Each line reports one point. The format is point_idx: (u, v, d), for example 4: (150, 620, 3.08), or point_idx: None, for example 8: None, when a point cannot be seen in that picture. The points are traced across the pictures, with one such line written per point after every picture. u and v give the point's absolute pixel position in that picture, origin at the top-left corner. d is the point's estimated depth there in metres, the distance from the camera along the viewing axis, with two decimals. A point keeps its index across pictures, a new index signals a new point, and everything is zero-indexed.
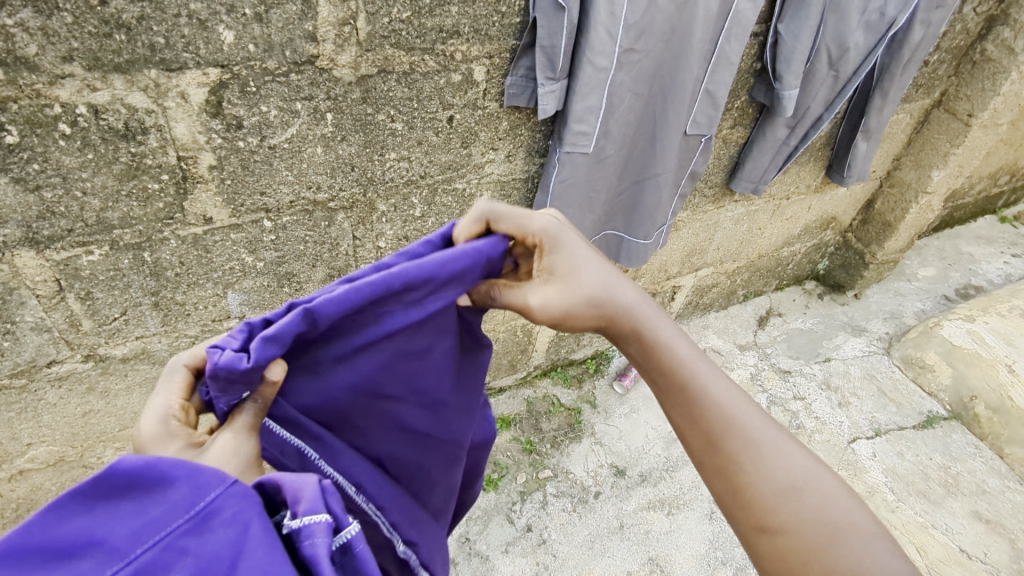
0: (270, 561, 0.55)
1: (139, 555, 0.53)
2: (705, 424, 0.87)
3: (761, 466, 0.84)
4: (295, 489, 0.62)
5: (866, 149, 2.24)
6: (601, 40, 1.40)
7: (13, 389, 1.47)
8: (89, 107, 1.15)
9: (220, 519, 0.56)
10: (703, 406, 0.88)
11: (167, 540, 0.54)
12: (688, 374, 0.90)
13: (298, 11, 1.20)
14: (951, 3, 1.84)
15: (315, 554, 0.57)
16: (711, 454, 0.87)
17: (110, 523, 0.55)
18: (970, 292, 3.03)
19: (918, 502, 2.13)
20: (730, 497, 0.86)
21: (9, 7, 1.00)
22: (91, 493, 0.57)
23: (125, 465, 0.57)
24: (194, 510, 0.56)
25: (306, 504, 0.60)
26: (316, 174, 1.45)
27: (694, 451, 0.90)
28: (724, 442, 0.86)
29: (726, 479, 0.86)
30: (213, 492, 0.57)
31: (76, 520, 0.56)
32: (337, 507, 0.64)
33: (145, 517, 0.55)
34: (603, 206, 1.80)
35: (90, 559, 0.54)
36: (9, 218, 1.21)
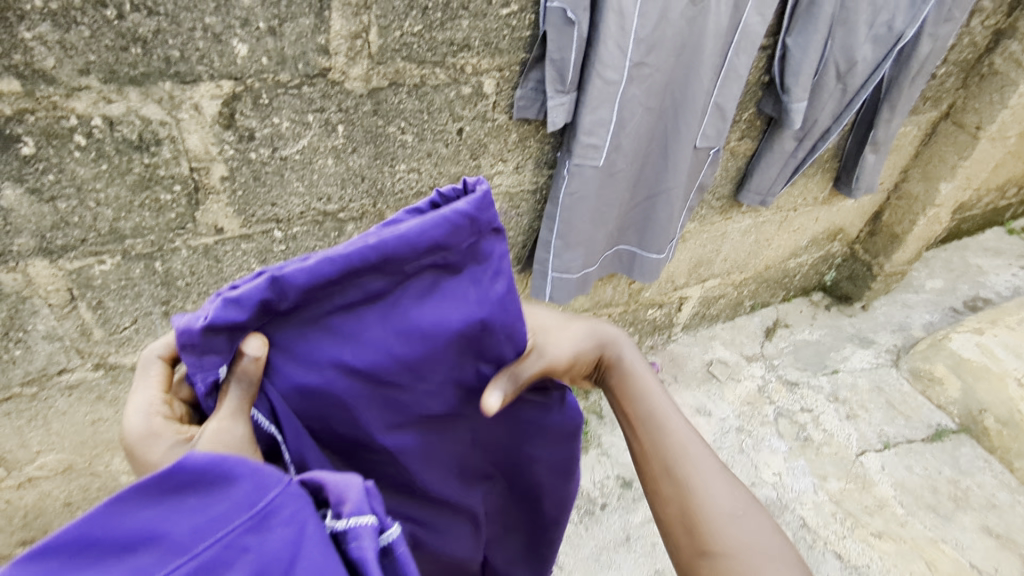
0: (327, 562, 0.55)
1: (201, 552, 0.53)
2: (663, 448, 0.98)
3: (707, 493, 0.92)
4: (340, 489, 0.61)
5: (874, 161, 2.24)
6: (612, 53, 1.41)
7: (24, 397, 1.48)
8: (105, 119, 1.16)
9: (280, 519, 0.56)
10: (664, 432, 0.99)
11: (228, 538, 0.54)
12: (652, 405, 1.04)
13: (311, 24, 1.21)
14: (959, 17, 1.84)
15: (364, 558, 0.57)
16: (663, 476, 0.96)
17: (171, 518, 0.54)
18: (979, 304, 3.02)
19: (928, 516, 2.11)
20: (677, 519, 0.92)
21: (29, 22, 1.02)
22: (153, 488, 0.55)
23: (192, 461, 0.56)
24: (255, 509, 0.56)
25: (352, 505, 0.60)
26: (327, 185, 1.46)
27: (648, 475, 0.98)
28: (677, 467, 0.95)
29: (676, 501, 0.93)
30: (274, 492, 0.57)
31: (136, 515, 0.54)
32: (379, 507, 0.63)
33: (208, 514, 0.55)
34: (615, 220, 1.82)
35: (150, 554, 0.53)
36: (24, 228, 1.22)
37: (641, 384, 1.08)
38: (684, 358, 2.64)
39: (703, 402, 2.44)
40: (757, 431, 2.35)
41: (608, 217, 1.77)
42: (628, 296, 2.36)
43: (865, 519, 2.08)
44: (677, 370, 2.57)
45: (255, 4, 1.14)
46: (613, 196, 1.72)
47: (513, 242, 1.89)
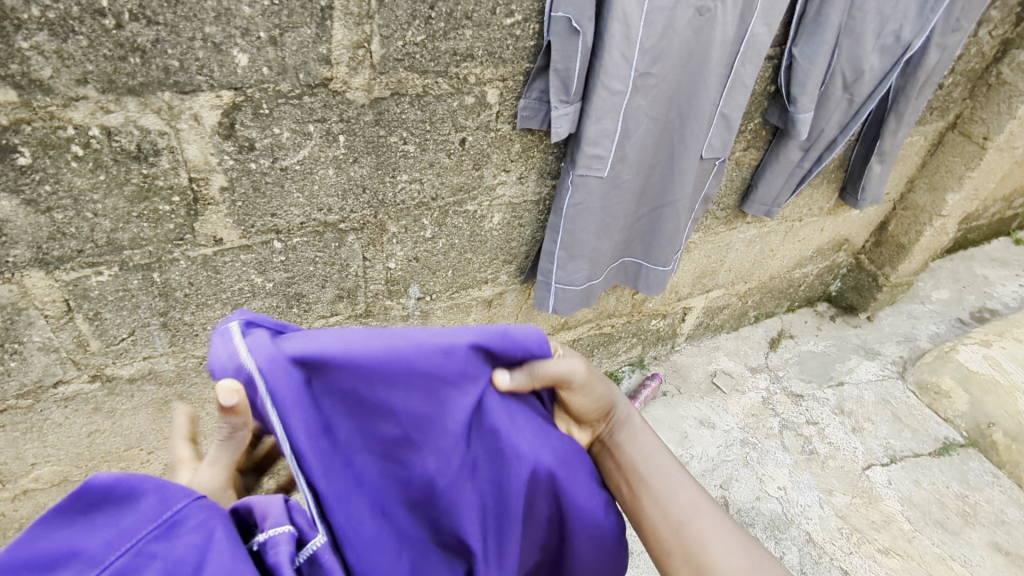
0: (234, 562, 0.62)
1: (113, 562, 0.60)
2: (671, 512, 0.95)
3: (719, 550, 0.91)
4: (262, 508, 0.71)
5: (880, 172, 2.22)
6: (616, 64, 1.39)
7: (19, 409, 1.46)
8: (103, 129, 1.15)
9: (187, 526, 0.63)
10: (668, 494, 0.96)
11: (138, 546, 0.61)
12: (649, 463, 0.99)
13: (312, 34, 1.19)
14: (967, 27, 1.83)
15: (280, 562, 0.67)
16: (676, 542, 0.92)
17: (88, 534, 0.62)
18: (985, 315, 2.99)
19: (936, 532, 2.08)
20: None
21: (25, 31, 1.00)
22: (69, 509, 0.63)
23: (98, 481, 0.63)
24: (163, 519, 0.63)
25: (273, 519, 0.70)
26: (327, 196, 1.45)
27: (658, 543, 0.94)
28: (688, 527, 0.93)
29: (692, 566, 0.90)
30: (179, 503, 0.64)
31: (57, 534, 0.62)
32: (303, 522, 0.73)
33: (119, 528, 0.62)
34: (620, 232, 1.80)
35: (70, 569, 0.60)
36: (20, 239, 1.21)
37: (642, 444, 1.01)
38: (687, 369, 2.61)
39: (707, 414, 2.41)
40: (762, 443, 2.33)
41: (614, 228, 1.75)
42: (631, 307, 2.33)
43: (872, 534, 2.05)
44: (681, 381, 2.55)
45: (256, 13, 1.13)
46: (619, 208, 1.70)
47: (516, 252, 1.87)
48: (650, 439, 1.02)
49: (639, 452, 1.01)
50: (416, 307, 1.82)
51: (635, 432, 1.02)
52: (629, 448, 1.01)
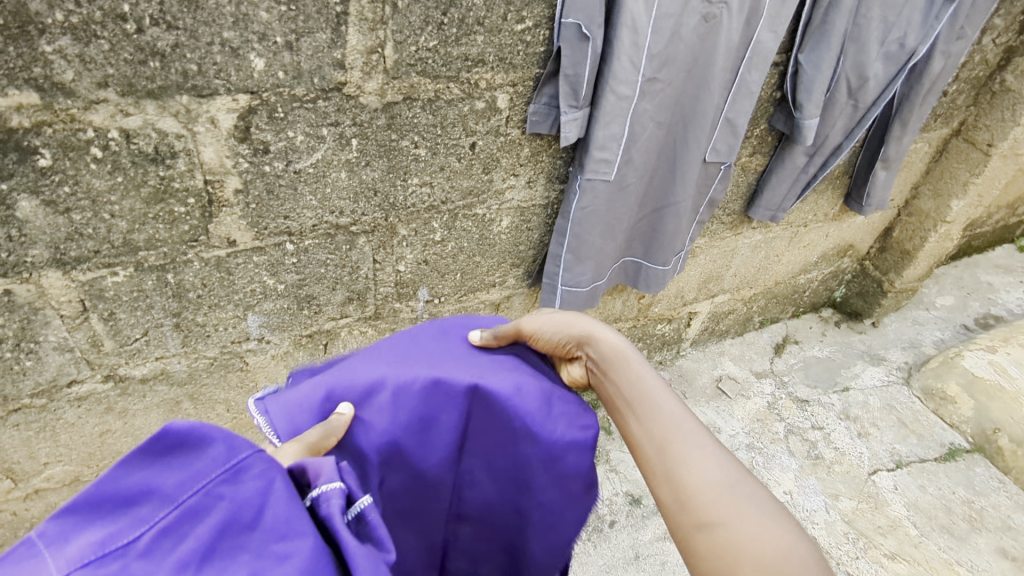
0: (291, 512, 0.61)
1: (185, 500, 0.58)
2: (656, 432, 0.90)
3: (702, 467, 0.84)
4: (316, 466, 0.69)
5: (885, 178, 2.24)
6: (625, 69, 1.41)
7: (34, 408, 1.48)
8: (122, 132, 1.17)
9: (250, 474, 0.62)
10: (655, 417, 0.92)
11: (207, 487, 0.59)
12: (639, 387, 0.97)
13: (328, 39, 1.22)
14: (970, 35, 1.85)
15: (332, 514, 0.65)
16: (658, 460, 0.87)
17: (161, 475, 0.60)
18: (990, 321, 3.00)
19: (942, 537, 2.08)
20: (675, 503, 0.82)
21: (50, 35, 1.03)
22: (148, 451, 0.61)
23: (176, 428, 0.62)
24: (229, 464, 0.61)
25: (326, 476, 0.68)
26: (339, 199, 1.46)
27: (645, 465, 0.89)
28: (671, 446, 0.87)
29: (672, 483, 0.84)
30: (245, 452, 0.63)
31: (136, 475, 0.60)
32: (351, 483, 0.71)
33: (190, 470, 0.60)
34: (623, 234, 1.82)
35: (146, 506, 0.58)
36: (38, 239, 1.23)
37: (628, 368, 1.00)
38: (693, 374, 2.62)
39: (712, 419, 2.42)
40: (768, 448, 2.33)
41: (619, 231, 1.77)
42: (637, 311, 2.34)
43: (878, 539, 2.06)
44: (687, 386, 2.55)
45: (273, 18, 1.15)
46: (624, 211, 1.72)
47: (524, 256, 1.89)
48: (642, 366, 1.00)
49: (629, 379, 0.99)
50: (425, 310, 1.84)
51: (621, 359, 1.02)
52: (616, 372, 1.01)
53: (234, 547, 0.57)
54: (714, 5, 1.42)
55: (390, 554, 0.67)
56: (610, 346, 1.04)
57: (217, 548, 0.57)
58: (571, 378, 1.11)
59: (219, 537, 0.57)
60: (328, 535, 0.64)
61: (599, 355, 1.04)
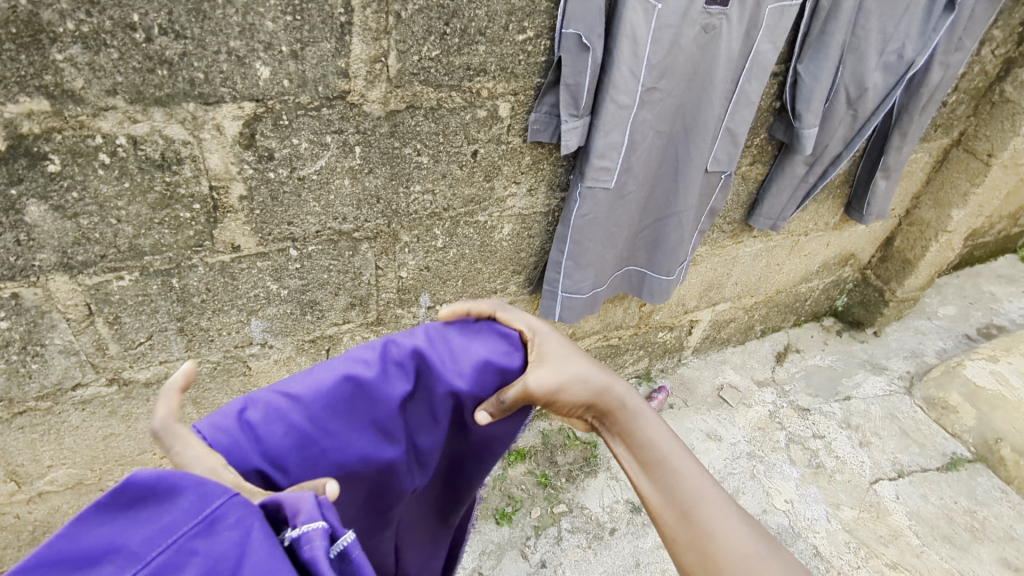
0: (272, 560, 0.59)
1: (154, 559, 0.57)
2: (677, 497, 0.95)
3: (722, 528, 0.93)
4: (293, 503, 0.66)
5: (885, 188, 2.25)
6: (624, 79, 1.43)
7: (38, 411, 1.49)
8: (129, 138, 1.19)
9: (227, 523, 0.60)
10: (676, 483, 0.96)
11: (179, 542, 0.58)
12: (654, 452, 0.99)
13: (332, 48, 1.24)
14: (969, 46, 1.87)
15: (315, 557, 0.61)
16: (682, 528, 0.94)
17: (126, 530, 0.58)
18: (992, 331, 3.00)
19: (944, 547, 2.07)
20: (701, 566, 0.92)
21: (61, 44, 1.05)
22: (111, 504, 0.59)
23: (141, 478, 0.59)
24: (203, 515, 0.59)
25: (305, 514, 0.64)
26: (343, 206, 1.48)
27: (664, 526, 0.96)
28: (693, 513, 0.94)
29: (699, 552, 0.92)
30: (219, 499, 0.60)
31: (95, 531, 0.58)
32: (335, 518, 0.67)
33: (159, 523, 0.58)
34: (624, 242, 1.83)
35: (110, 565, 0.57)
36: (46, 244, 1.25)
37: (644, 431, 1.01)
38: (694, 382, 2.62)
39: (714, 427, 2.42)
40: (769, 456, 2.33)
41: (619, 237, 1.78)
42: (639, 319, 2.35)
43: (880, 548, 2.05)
44: (688, 394, 2.56)
45: (279, 28, 1.18)
46: (623, 218, 1.74)
47: (525, 262, 1.90)
48: (656, 425, 1.02)
49: (644, 441, 1.00)
50: (427, 316, 1.85)
51: (636, 419, 1.02)
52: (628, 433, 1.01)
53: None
54: (714, 16, 1.43)
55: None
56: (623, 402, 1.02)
57: None
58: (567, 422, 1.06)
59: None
60: None
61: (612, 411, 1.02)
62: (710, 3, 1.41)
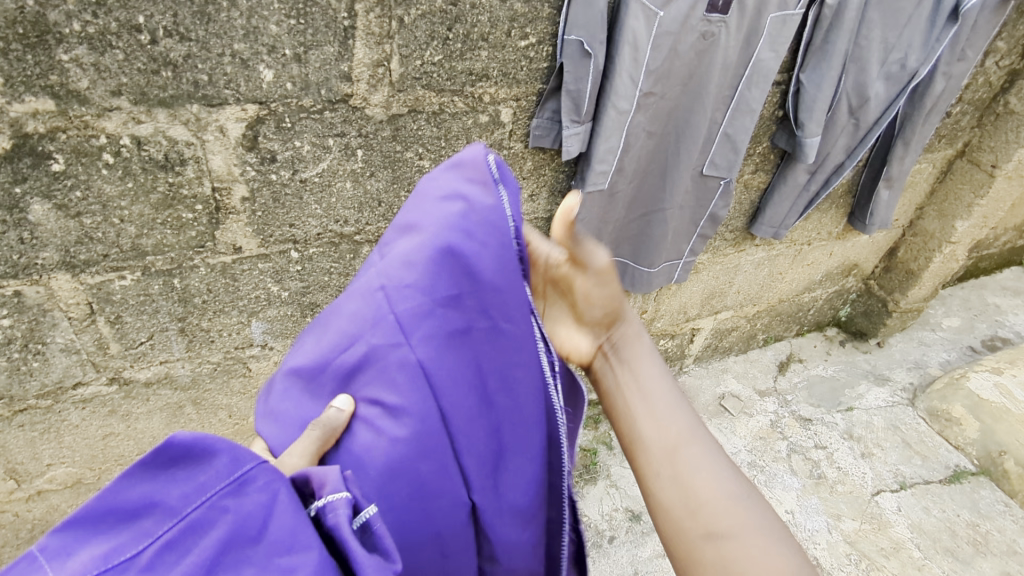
0: (298, 525, 0.60)
1: (189, 514, 0.58)
2: (667, 431, 0.85)
3: (709, 472, 0.81)
4: (319, 475, 0.65)
5: (888, 197, 2.25)
6: (624, 85, 1.44)
7: (39, 409, 1.50)
8: (133, 139, 1.20)
9: (255, 485, 0.60)
10: (668, 414, 0.86)
11: (212, 500, 0.59)
12: (653, 385, 0.89)
13: (334, 52, 1.25)
14: (972, 56, 1.87)
15: (339, 525, 0.61)
16: (666, 462, 0.82)
17: (164, 487, 0.59)
18: (996, 343, 2.98)
19: (946, 560, 2.05)
20: (679, 504, 0.80)
21: (67, 44, 1.06)
22: (151, 462, 0.59)
23: (180, 439, 0.59)
24: (234, 476, 0.60)
25: (330, 485, 0.64)
26: (344, 209, 1.49)
27: (644, 457, 0.84)
28: (681, 450, 0.83)
29: (681, 489, 0.80)
30: (250, 463, 0.61)
31: (137, 487, 0.59)
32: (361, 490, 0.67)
33: (195, 482, 0.59)
34: (609, 236, 1.84)
35: (147, 520, 0.58)
36: (49, 242, 1.26)
37: (646, 361, 0.91)
38: (695, 391, 2.61)
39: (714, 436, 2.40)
40: (770, 466, 2.31)
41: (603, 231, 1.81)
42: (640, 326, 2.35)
43: (881, 561, 2.03)
44: None
45: (283, 31, 1.19)
46: (612, 215, 1.76)
47: None
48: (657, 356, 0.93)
49: (646, 369, 0.91)
50: None
51: (641, 346, 0.93)
52: (627, 358, 0.92)
53: (239, 561, 0.57)
54: (714, 23, 1.44)
55: (400, 565, 0.63)
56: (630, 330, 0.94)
57: (222, 562, 0.56)
58: (567, 343, 0.95)
59: (224, 550, 0.57)
60: (336, 546, 0.62)
61: (621, 338, 0.93)
62: (710, 11, 1.42)
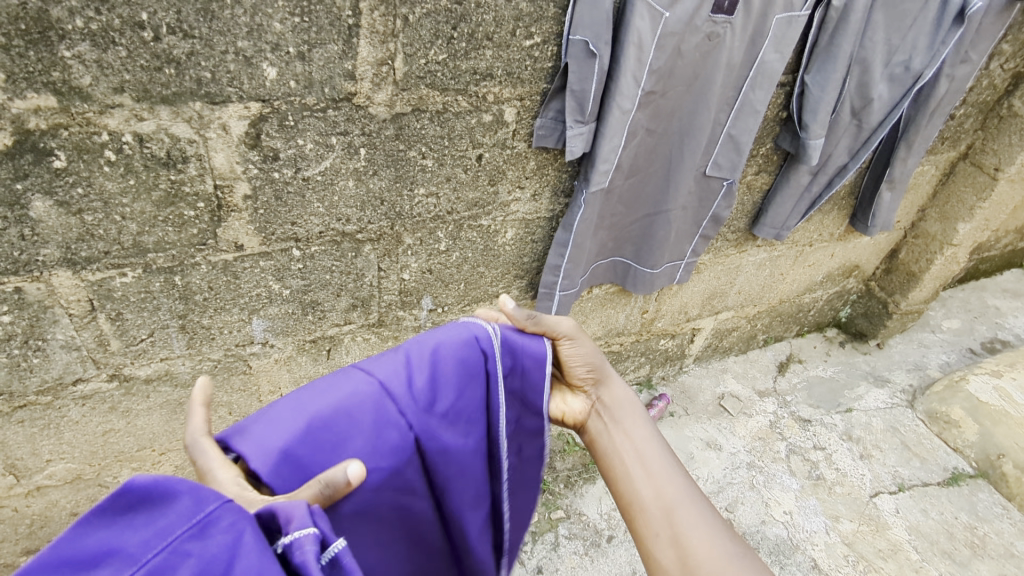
0: (263, 564, 0.60)
1: (150, 559, 0.58)
2: (665, 495, 0.97)
3: (703, 532, 0.93)
4: (286, 511, 0.66)
5: (890, 200, 2.25)
6: (628, 85, 1.43)
7: (39, 405, 1.50)
8: (135, 136, 1.19)
9: (219, 527, 0.61)
10: (665, 479, 0.99)
11: (174, 544, 0.59)
12: (650, 452, 1.02)
13: (339, 50, 1.24)
14: (977, 59, 1.86)
15: (307, 562, 0.62)
16: (663, 523, 0.95)
17: (122, 533, 0.60)
18: (996, 346, 2.99)
19: (944, 563, 2.06)
20: (678, 565, 0.91)
21: (69, 41, 1.05)
22: (110, 509, 0.61)
23: (139, 483, 0.62)
24: (196, 519, 0.61)
25: (298, 521, 0.65)
26: (346, 207, 1.49)
27: (644, 520, 0.96)
28: (678, 512, 0.95)
29: (678, 550, 0.93)
30: (212, 504, 0.62)
31: (97, 534, 0.60)
32: (326, 525, 0.68)
33: (155, 527, 0.60)
34: (608, 232, 1.84)
35: (108, 567, 0.58)
36: (50, 239, 1.25)
37: (635, 425, 1.05)
38: (695, 391, 2.61)
39: (713, 436, 2.41)
40: (769, 467, 2.32)
41: (602, 229, 1.81)
42: (641, 325, 2.35)
43: (879, 562, 2.04)
44: (689, 403, 2.55)
45: (287, 29, 1.18)
46: (611, 211, 1.76)
47: (527, 268, 1.90)
48: (650, 424, 1.06)
49: (638, 433, 1.04)
50: (428, 318, 1.85)
51: (630, 413, 1.07)
52: (621, 425, 1.05)
53: None
54: (719, 24, 1.43)
55: None
56: (622, 394, 1.09)
57: None
58: (564, 407, 1.11)
59: None
60: None
61: (610, 401, 1.08)
62: (716, 11, 1.41)
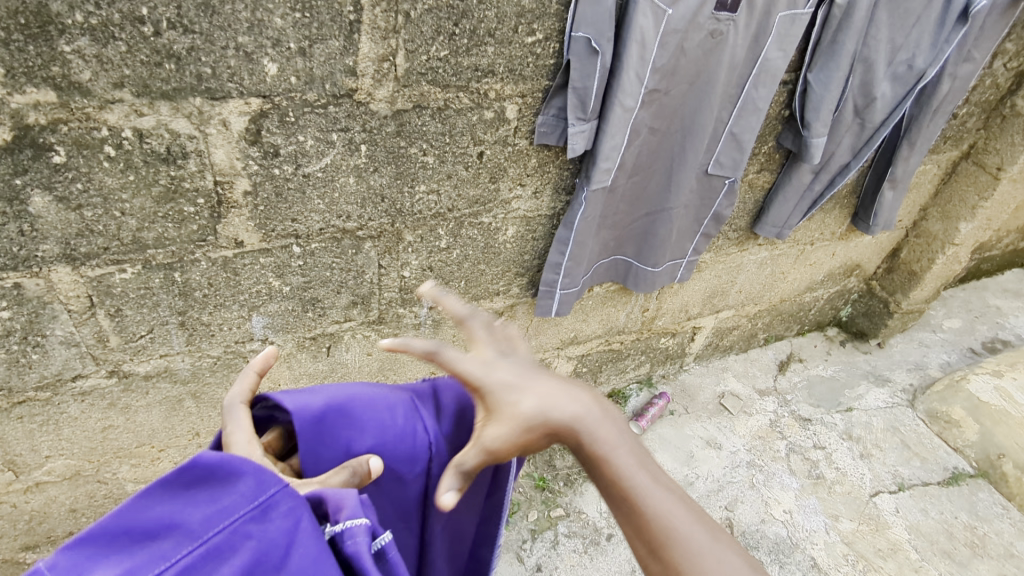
0: (321, 553, 0.62)
1: (211, 538, 0.59)
2: (650, 534, 0.82)
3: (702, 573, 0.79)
4: (336, 496, 0.67)
5: (892, 199, 2.24)
6: (631, 82, 1.43)
7: (38, 401, 1.49)
8: (135, 132, 1.19)
9: (279, 511, 0.63)
10: (646, 516, 0.82)
11: (234, 525, 0.61)
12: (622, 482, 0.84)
13: (340, 46, 1.24)
14: (980, 58, 1.85)
15: (359, 552, 0.64)
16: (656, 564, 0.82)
17: (185, 508, 0.60)
18: (997, 346, 2.98)
19: (943, 562, 2.06)
20: None
21: (69, 35, 1.05)
22: (174, 482, 0.61)
23: (205, 459, 0.62)
24: (257, 501, 0.62)
25: (348, 510, 0.66)
26: (346, 204, 1.48)
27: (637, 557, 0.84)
28: (666, 551, 0.81)
29: None
30: (273, 488, 0.63)
31: (158, 507, 0.60)
32: (371, 514, 0.70)
33: (217, 505, 0.61)
34: (610, 231, 1.84)
35: (168, 540, 0.59)
36: (50, 234, 1.25)
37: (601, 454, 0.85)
38: (696, 390, 2.61)
39: (713, 435, 2.41)
40: (769, 466, 2.32)
41: (604, 229, 1.81)
42: (641, 324, 2.34)
43: (878, 562, 2.04)
44: (689, 401, 2.54)
45: (287, 25, 1.17)
46: (612, 210, 1.76)
47: (528, 266, 1.89)
48: (614, 435, 0.86)
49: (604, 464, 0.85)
50: (428, 316, 1.85)
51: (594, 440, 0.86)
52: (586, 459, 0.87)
53: None
54: (722, 22, 1.43)
55: None
56: (568, 414, 0.85)
57: None
58: None
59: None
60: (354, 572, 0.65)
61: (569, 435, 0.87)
62: (719, 9, 1.40)
